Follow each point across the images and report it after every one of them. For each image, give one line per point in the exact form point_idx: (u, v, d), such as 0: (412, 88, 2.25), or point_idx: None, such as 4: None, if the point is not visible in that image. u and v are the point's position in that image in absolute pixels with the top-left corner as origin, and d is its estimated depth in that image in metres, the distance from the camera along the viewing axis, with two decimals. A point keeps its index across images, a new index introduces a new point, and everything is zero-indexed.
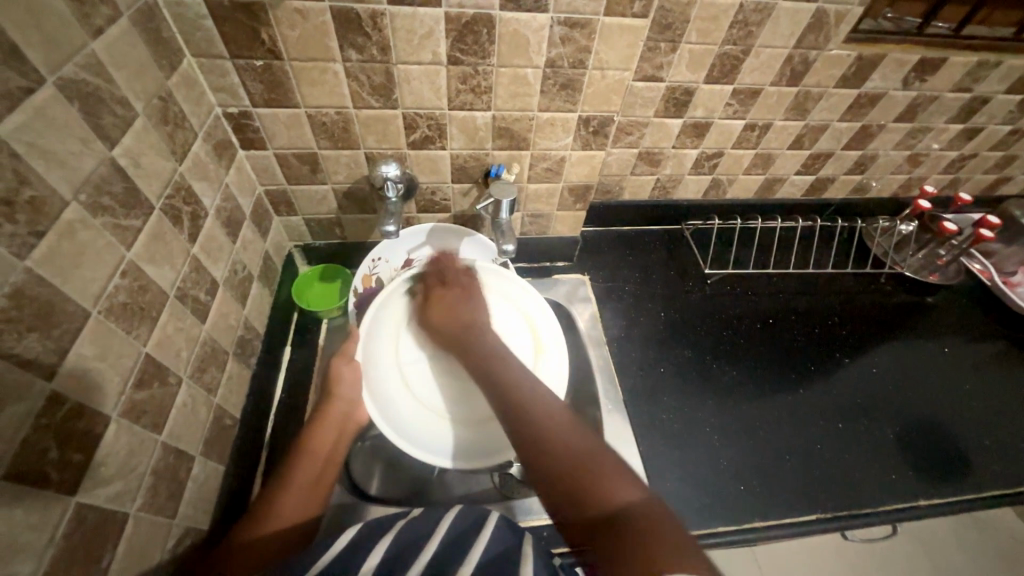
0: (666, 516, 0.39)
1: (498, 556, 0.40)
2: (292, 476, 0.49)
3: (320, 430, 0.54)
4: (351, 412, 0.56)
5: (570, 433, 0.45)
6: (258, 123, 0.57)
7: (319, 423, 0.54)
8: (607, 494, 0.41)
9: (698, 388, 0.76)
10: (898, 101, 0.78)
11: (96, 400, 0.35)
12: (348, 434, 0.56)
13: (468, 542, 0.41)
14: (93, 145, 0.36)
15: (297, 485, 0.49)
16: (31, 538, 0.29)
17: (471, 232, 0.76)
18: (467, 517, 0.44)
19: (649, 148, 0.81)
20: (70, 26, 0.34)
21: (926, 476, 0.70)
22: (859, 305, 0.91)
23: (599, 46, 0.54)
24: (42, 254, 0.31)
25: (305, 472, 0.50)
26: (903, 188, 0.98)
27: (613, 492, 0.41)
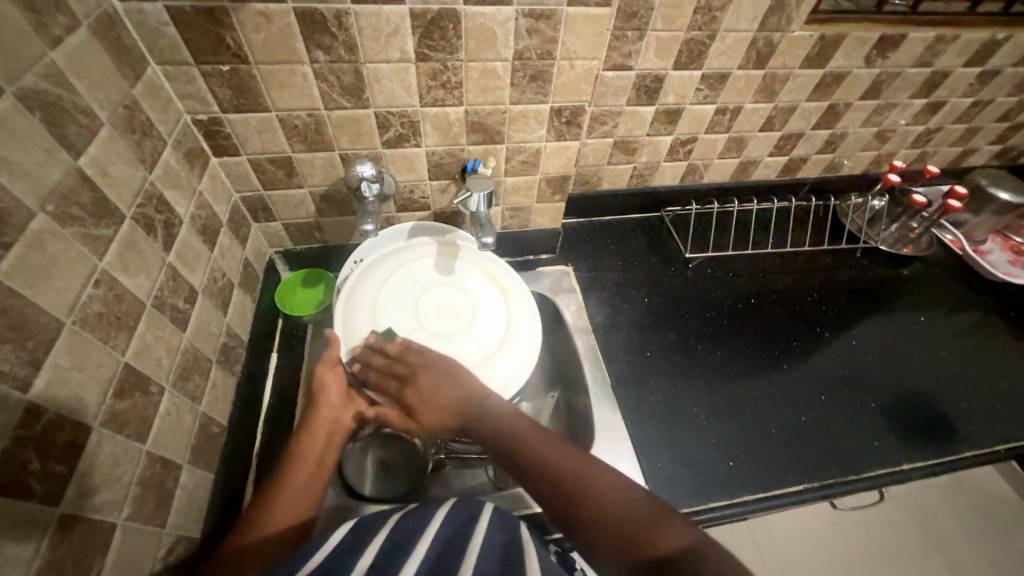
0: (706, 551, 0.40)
1: (504, 551, 0.40)
2: (284, 482, 0.49)
3: (307, 435, 0.54)
4: (339, 416, 0.57)
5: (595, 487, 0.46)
6: (229, 129, 0.57)
7: (306, 428, 0.54)
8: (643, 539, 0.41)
9: (684, 370, 0.78)
10: (863, 79, 0.80)
11: (74, 411, 0.35)
12: (339, 438, 0.56)
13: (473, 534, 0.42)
14: (57, 155, 0.35)
15: (290, 488, 0.49)
16: (16, 550, 0.29)
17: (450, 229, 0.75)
18: (464, 516, 0.44)
19: (624, 137, 0.82)
20: (26, 36, 0.33)
21: (909, 441, 0.72)
22: (838, 281, 0.93)
23: (565, 37, 0.55)
24: (11, 265, 0.31)
25: (296, 476, 0.50)
26: (873, 164, 1.01)
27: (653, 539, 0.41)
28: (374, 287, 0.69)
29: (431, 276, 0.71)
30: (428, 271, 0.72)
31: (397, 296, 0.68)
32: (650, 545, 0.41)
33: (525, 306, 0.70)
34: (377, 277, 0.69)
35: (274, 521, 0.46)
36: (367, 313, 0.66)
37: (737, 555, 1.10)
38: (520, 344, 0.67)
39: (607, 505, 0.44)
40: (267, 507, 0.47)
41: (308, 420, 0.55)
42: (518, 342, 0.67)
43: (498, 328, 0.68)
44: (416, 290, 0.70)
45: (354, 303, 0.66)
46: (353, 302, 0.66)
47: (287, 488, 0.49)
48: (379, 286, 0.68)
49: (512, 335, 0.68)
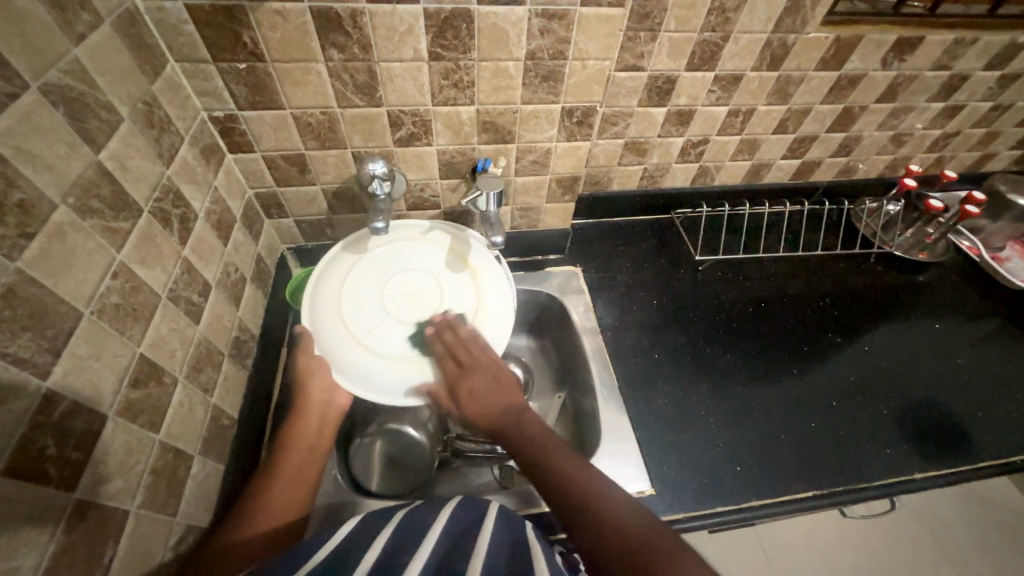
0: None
1: (508, 546, 0.41)
2: (278, 467, 0.51)
3: (298, 421, 0.55)
4: (330, 398, 0.57)
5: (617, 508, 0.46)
6: (245, 126, 0.58)
7: (297, 414, 0.56)
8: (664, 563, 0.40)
9: (692, 373, 0.77)
10: (879, 82, 0.79)
11: (91, 399, 0.35)
12: (330, 421, 0.57)
13: (475, 529, 0.42)
14: (79, 149, 0.36)
15: (285, 473, 0.51)
16: (32, 533, 0.30)
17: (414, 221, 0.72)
18: (466, 515, 0.44)
19: (635, 138, 0.81)
20: (51, 32, 0.34)
21: (921, 450, 0.71)
22: (851, 286, 0.91)
23: (578, 37, 0.55)
24: (34, 255, 0.32)
25: (290, 461, 0.52)
26: (889, 169, 0.99)
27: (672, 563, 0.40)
28: (336, 276, 0.63)
29: (396, 256, 0.67)
30: (393, 253, 0.66)
31: (361, 281, 0.63)
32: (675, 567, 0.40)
33: (496, 278, 0.67)
34: (341, 262, 0.64)
35: (271, 505, 0.48)
36: (332, 302, 0.61)
37: (745, 564, 1.09)
38: (493, 320, 0.64)
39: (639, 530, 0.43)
40: (263, 492, 0.49)
41: (299, 404, 0.56)
42: (491, 319, 0.64)
43: (468, 303, 0.64)
44: (381, 272, 0.64)
45: (320, 293, 0.62)
46: (318, 291, 0.62)
47: (281, 473, 0.51)
48: (343, 272, 0.63)
49: (484, 310, 0.64)
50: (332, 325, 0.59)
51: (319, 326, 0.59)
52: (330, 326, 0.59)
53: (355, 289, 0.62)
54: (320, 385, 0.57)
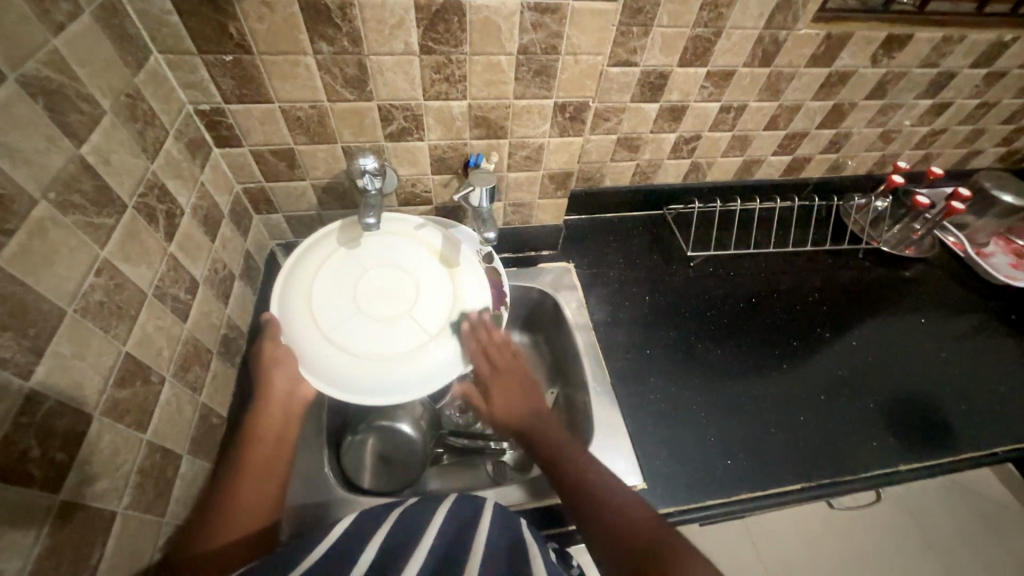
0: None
1: (504, 549, 0.40)
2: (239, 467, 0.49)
3: (259, 415, 0.53)
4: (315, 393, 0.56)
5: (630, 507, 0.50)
6: (232, 120, 0.57)
7: (259, 409, 0.53)
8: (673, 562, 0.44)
9: (684, 369, 0.78)
10: (869, 79, 0.80)
11: (75, 399, 0.35)
12: (294, 413, 0.55)
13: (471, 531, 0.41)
14: (59, 143, 0.35)
15: (249, 471, 0.49)
16: (14, 536, 0.29)
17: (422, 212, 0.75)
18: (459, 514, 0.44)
19: (627, 134, 0.81)
20: (29, 22, 0.33)
21: (906, 442, 0.72)
22: (840, 282, 0.92)
23: (570, 32, 0.55)
24: (12, 252, 0.31)
25: (252, 460, 0.50)
26: (877, 165, 1.00)
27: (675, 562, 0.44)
28: (307, 276, 0.61)
29: (374, 253, 0.65)
30: (371, 249, 0.65)
31: (337, 279, 0.62)
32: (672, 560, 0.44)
33: (472, 280, 0.65)
34: (317, 257, 0.63)
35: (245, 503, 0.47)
36: (303, 299, 0.59)
37: (736, 556, 1.10)
38: (467, 319, 0.62)
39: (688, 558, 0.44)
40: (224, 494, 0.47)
41: (264, 399, 0.54)
42: (466, 319, 0.62)
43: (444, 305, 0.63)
44: (357, 268, 0.64)
45: (290, 287, 0.60)
46: (288, 287, 0.60)
47: (245, 471, 0.49)
48: (314, 272, 0.62)
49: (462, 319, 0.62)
50: (298, 320, 0.58)
51: (291, 331, 0.57)
52: (303, 330, 0.57)
53: (326, 291, 0.61)
54: (284, 376, 0.55)
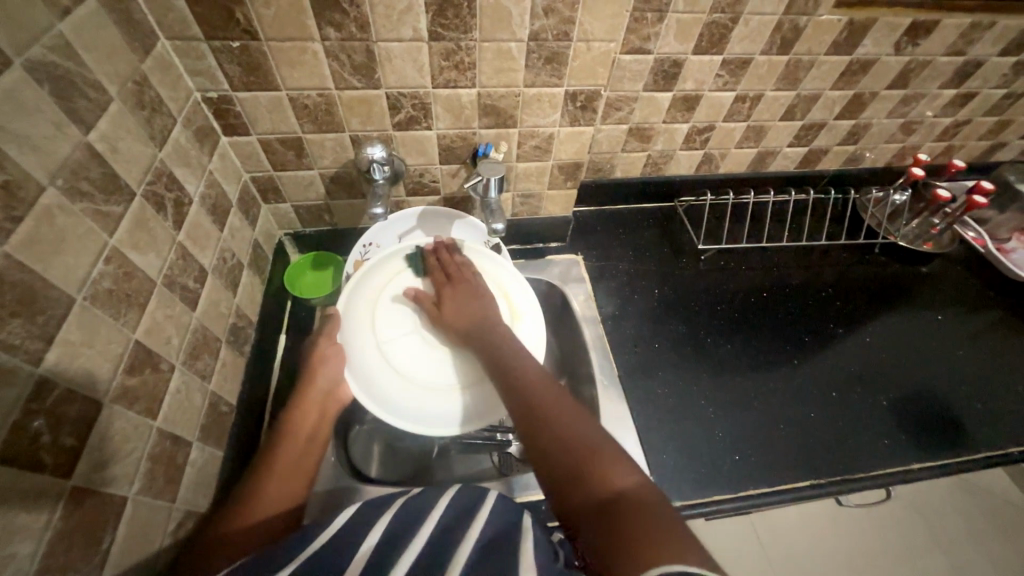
0: (657, 503, 0.37)
1: (496, 539, 0.38)
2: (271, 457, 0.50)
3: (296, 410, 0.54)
4: (333, 388, 0.56)
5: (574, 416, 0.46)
6: (240, 108, 0.56)
7: (295, 405, 0.54)
8: (606, 476, 0.40)
9: (692, 363, 0.77)
10: (891, 67, 0.77)
11: (85, 386, 0.35)
12: (329, 409, 0.55)
13: (464, 529, 0.40)
14: (66, 129, 0.35)
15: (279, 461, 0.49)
16: (27, 520, 0.30)
17: (462, 215, 0.75)
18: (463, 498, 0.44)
19: (639, 124, 0.80)
20: (34, 5, 0.33)
21: (919, 441, 0.71)
22: (854, 277, 0.90)
23: (583, 17, 0.53)
24: (21, 239, 0.31)
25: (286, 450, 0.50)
26: (896, 158, 0.97)
27: (609, 476, 0.40)
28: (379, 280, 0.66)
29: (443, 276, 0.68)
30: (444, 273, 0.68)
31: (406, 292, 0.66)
32: (607, 480, 0.40)
33: (531, 334, 0.65)
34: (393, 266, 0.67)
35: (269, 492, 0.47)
36: (371, 302, 0.64)
37: (740, 550, 1.10)
38: None
39: (625, 476, 0.40)
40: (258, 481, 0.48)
41: (301, 396, 0.54)
42: None
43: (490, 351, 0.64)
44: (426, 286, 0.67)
45: (360, 287, 0.64)
46: (359, 293, 0.64)
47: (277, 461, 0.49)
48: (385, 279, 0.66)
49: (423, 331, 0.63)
50: (361, 326, 0.62)
51: (350, 329, 0.62)
52: (362, 333, 0.62)
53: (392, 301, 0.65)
54: (327, 375, 0.56)
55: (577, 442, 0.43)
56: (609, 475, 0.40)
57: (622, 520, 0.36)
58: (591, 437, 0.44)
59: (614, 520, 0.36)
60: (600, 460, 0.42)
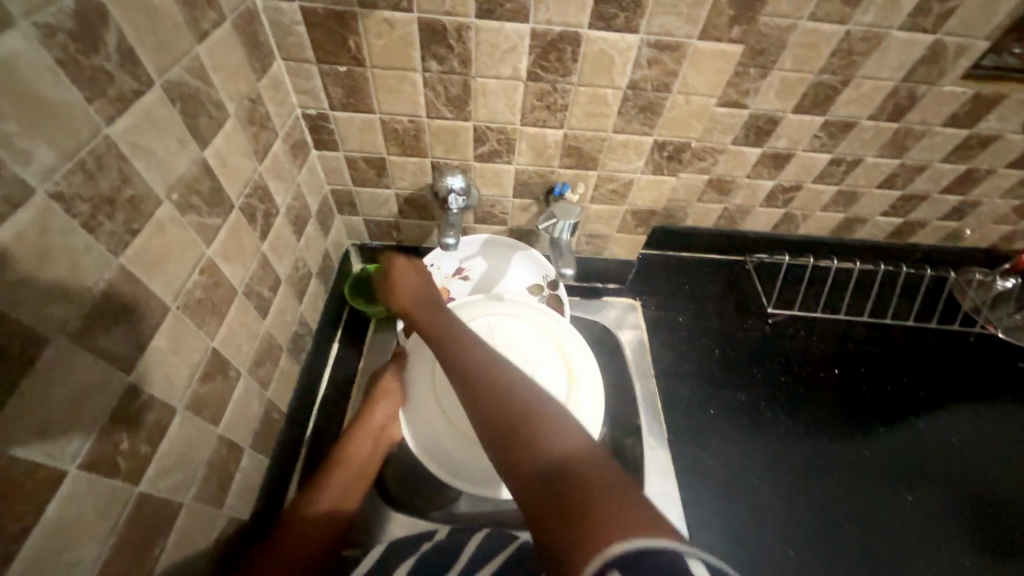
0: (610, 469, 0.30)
1: None
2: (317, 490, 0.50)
3: (349, 443, 0.54)
4: (387, 424, 0.57)
5: (506, 385, 0.38)
6: (334, 126, 0.58)
7: (351, 434, 0.55)
8: (545, 445, 0.32)
9: (750, 435, 0.71)
10: (1016, 146, 0.70)
11: (165, 393, 0.36)
12: (380, 446, 0.56)
13: None
14: (187, 145, 0.37)
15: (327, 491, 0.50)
16: (97, 526, 0.30)
17: (525, 247, 0.74)
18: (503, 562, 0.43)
19: (720, 175, 0.76)
20: (180, 30, 0.35)
21: (1004, 567, 0.63)
22: (942, 364, 0.82)
23: (687, 71, 0.51)
24: (135, 250, 0.32)
25: (337, 481, 0.52)
26: (1004, 240, 0.88)
27: (545, 444, 0.32)
28: None
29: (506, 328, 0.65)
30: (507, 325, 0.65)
31: None
32: (541, 450, 0.32)
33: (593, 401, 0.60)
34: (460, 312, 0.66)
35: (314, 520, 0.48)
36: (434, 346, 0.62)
37: None
38: None
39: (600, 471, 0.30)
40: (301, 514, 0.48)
41: (358, 426, 0.56)
42: None
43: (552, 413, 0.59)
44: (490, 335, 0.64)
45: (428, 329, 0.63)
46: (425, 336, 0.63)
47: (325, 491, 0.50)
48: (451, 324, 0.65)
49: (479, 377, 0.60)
50: (420, 367, 0.61)
51: (411, 373, 0.61)
52: (421, 377, 0.60)
53: None
54: (384, 410, 0.57)
55: (538, 449, 0.32)
56: (549, 441, 0.33)
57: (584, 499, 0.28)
58: (562, 431, 0.33)
59: (559, 494, 0.29)
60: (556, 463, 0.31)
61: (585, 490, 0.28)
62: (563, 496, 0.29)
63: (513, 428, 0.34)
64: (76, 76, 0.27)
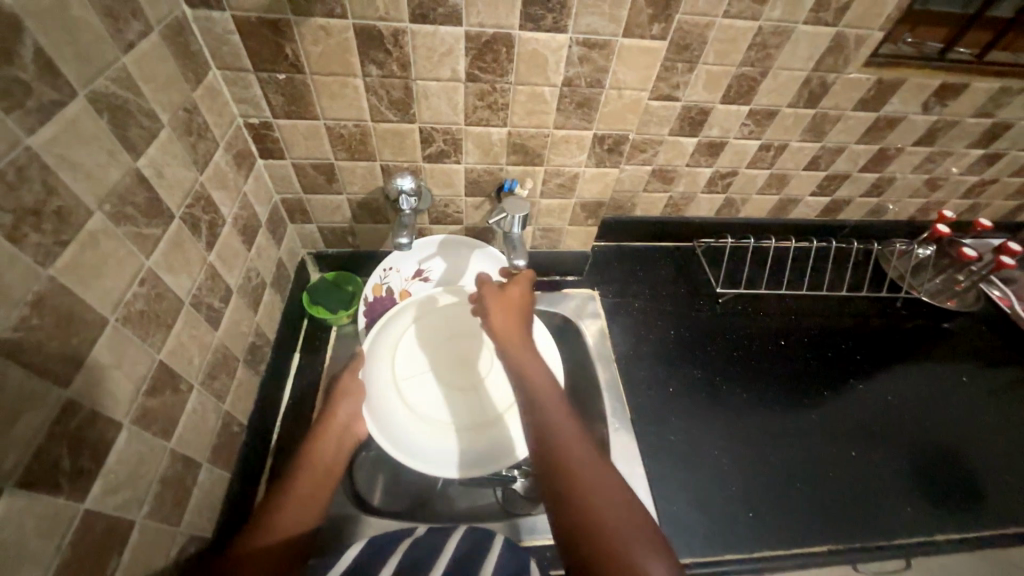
0: None
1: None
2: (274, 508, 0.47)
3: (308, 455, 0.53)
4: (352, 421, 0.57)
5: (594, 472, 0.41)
6: (278, 134, 0.58)
7: (317, 433, 0.55)
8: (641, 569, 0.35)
9: (707, 409, 0.75)
10: (918, 126, 0.78)
11: (109, 407, 0.35)
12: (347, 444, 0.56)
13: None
14: (118, 156, 0.36)
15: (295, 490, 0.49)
16: (39, 546, 0.29)
17: (482, 245, 0.76)
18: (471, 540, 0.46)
19: (662, 166, 0.81)
20: (102, 41, 0.35)
21: (941, 509, 0.68)
22: (875, 329, 0.89)
23: (617, 67, 0.55)
24: (66, 263, 0.32)
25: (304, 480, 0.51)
26: (920, 212, 0.97)
27: (637, 569, 0.35)
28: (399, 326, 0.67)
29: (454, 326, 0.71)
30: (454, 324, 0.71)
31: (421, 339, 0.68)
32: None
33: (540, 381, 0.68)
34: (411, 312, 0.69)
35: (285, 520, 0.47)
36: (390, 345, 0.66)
37: None
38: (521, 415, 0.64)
39: None
40: (260, 532, 0.45)
41: (323, 425, 0.56)
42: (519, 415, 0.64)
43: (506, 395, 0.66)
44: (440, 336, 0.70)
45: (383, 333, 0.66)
46: (381, 337, 0.66)
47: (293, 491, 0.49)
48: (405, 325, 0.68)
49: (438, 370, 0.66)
50: (380, 368, 0.63)
51: (370, 372, 0.62)
52: (380, 376, 0.63)
53: (411, 347, 0.67)
54: (347, 408, 0.57)
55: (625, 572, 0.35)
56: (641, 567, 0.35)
57: None
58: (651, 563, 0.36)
59: None
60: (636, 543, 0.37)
61: None
62: None
63: (587, 513, 0.39)
64: None
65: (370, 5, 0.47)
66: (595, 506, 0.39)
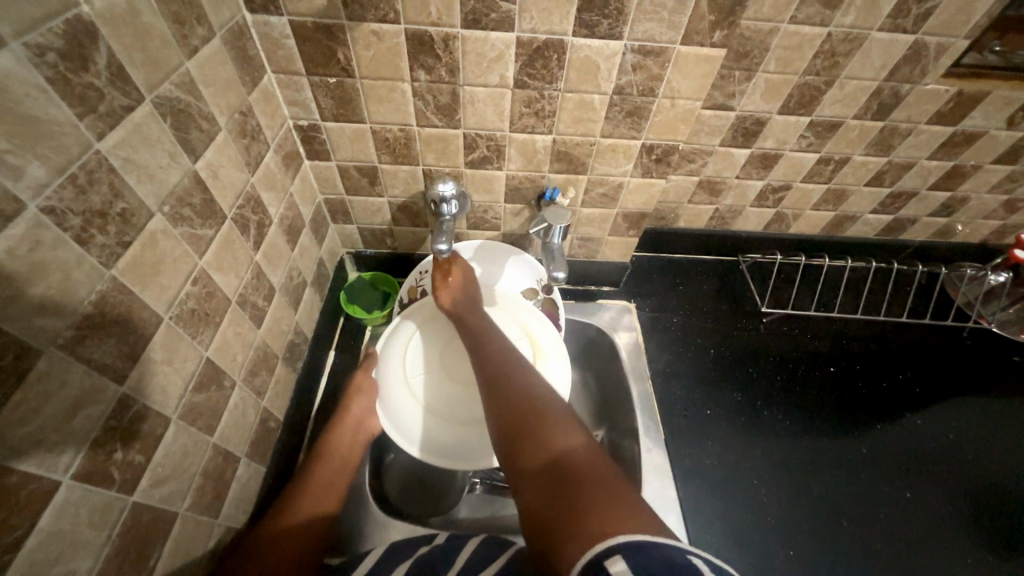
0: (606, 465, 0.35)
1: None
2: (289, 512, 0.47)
3: (320, 463, 0.53)
4: (365, 418, 0.58)
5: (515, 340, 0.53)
6: (326, 136, 0.59)
7: (334, 425, 0.57)
8: (553, 437, 0.38)
9: (746, 434, 0.71)
10: (1001, 141, 0.71)
11: (159, 403, 0.36)
12: (362, 437, 0.58)
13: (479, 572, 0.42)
14: (179, 158, 0.37)
15: (316, 479, 0.51)
16: (91, 536, 0.30)
17: (519, 252, 0.75)
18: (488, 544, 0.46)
19: (710, 177, 0.77)
20: (169, 46, 0.36)
21: (1006, 563, 0.63)
22: (937, 359, 0.82)
23: (672, 75, 0.52)
24: (127, 263, 0.32)
25: (321, 471, 0.52)
26: (994, 235, 0.89)
27: (552, 440, 0.38)
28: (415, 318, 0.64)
29: None
30: None
31: (436, 328, 0.63)
32: (551, 444, 0.37)
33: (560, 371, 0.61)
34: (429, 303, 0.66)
35: (307, 504, 0.49)
36: (404, 337, 0.63)
37: None
38: None
39: (586, 452, 0.36)
40: (291, 517, 0.47)
41: (339, 417, 0.57)
42: None
43: None
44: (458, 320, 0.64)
45: (400, 326, 0.64)
46: (393, 337, 0.63)
47: (313, 480, 0.51)
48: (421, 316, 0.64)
49: (453, 358, 0.61)
50: (393, 365, 0.61)
51: (386, 367, 0.61)
52: (394, 369, 0.60)
53: (427, 335, 0.63)
54: (363, 403, 0.58)
55: (542, 435, 0.38)
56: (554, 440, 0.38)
57: (569, 484, 0.33)
58: (566, 432, 0.38)
59: (553, 482, 0.34)
60: (558, 422, 0.40)
61: (574, 470, 0.34)
62: (558, 469, 0.35)
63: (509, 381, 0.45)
64: (66, 94, 0.27)
65: (423, 11, 0.47)
66: (523, 394, 0.43)
